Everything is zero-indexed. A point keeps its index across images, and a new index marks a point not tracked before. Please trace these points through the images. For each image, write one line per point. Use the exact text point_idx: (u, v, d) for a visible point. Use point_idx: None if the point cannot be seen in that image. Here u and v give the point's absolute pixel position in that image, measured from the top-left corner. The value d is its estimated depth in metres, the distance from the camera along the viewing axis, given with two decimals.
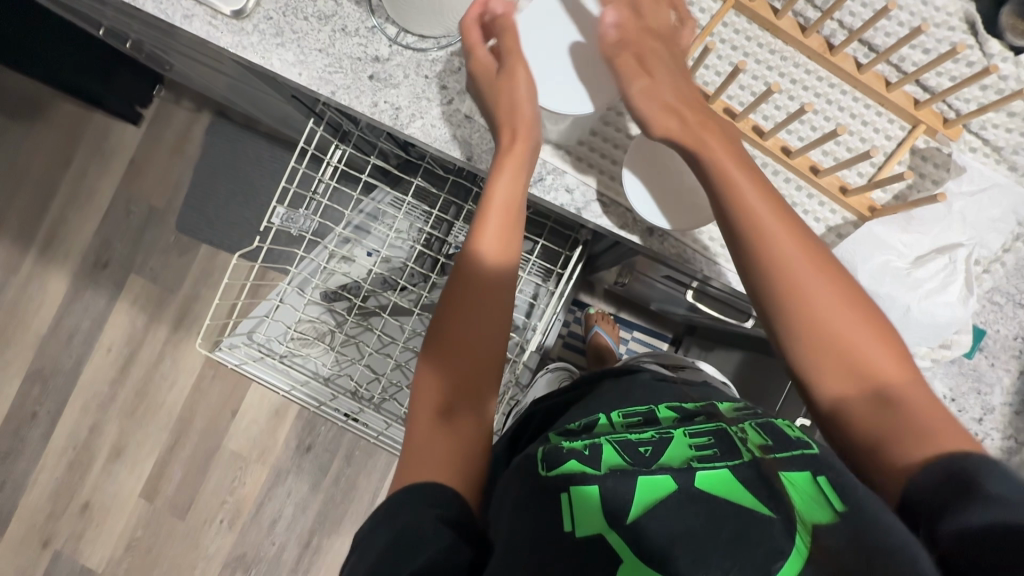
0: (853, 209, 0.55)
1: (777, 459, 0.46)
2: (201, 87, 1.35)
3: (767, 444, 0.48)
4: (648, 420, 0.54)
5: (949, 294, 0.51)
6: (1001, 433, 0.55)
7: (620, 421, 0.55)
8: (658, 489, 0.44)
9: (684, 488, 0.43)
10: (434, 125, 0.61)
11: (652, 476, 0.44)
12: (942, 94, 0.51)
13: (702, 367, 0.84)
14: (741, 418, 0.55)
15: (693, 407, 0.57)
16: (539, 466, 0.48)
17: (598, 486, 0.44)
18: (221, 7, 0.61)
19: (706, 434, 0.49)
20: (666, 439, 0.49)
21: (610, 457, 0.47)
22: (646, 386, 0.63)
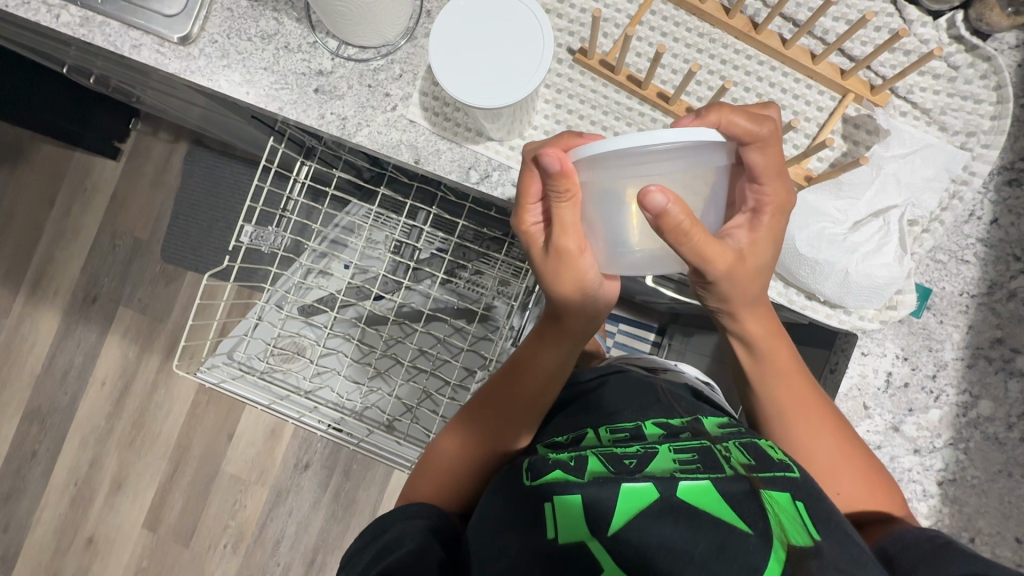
0: (790, 180, 0.56)
1: (760, 477, 0.48)
2: (173, 118, 1.37)
3: (751, 463, 0.50)
4: (634, 436, 0.56)
5: (884, 255, 0.52)
6: (955, 388, 0.56)
7: (608, 436, 0.57)
8: (640, 498, 0.46)
9: (664, 497, 0.46)
10: (381, 132, 0.62)
11: (636, 485, 0.47)
12: (865, 61, 0.53)
13: (684, 370, 0.78)
14: (727, 437, 0.55)
15: (679, 424, 0.58)
16: (526, 476, 0.51)
17: (580, 495, 0.47)
18: (167, 36, 0.63)
19: (690, 451, 0.51)
20: (651, 453, 0.51)
21: (594, 466, 0.50)
22: (623, 394, 0.64)
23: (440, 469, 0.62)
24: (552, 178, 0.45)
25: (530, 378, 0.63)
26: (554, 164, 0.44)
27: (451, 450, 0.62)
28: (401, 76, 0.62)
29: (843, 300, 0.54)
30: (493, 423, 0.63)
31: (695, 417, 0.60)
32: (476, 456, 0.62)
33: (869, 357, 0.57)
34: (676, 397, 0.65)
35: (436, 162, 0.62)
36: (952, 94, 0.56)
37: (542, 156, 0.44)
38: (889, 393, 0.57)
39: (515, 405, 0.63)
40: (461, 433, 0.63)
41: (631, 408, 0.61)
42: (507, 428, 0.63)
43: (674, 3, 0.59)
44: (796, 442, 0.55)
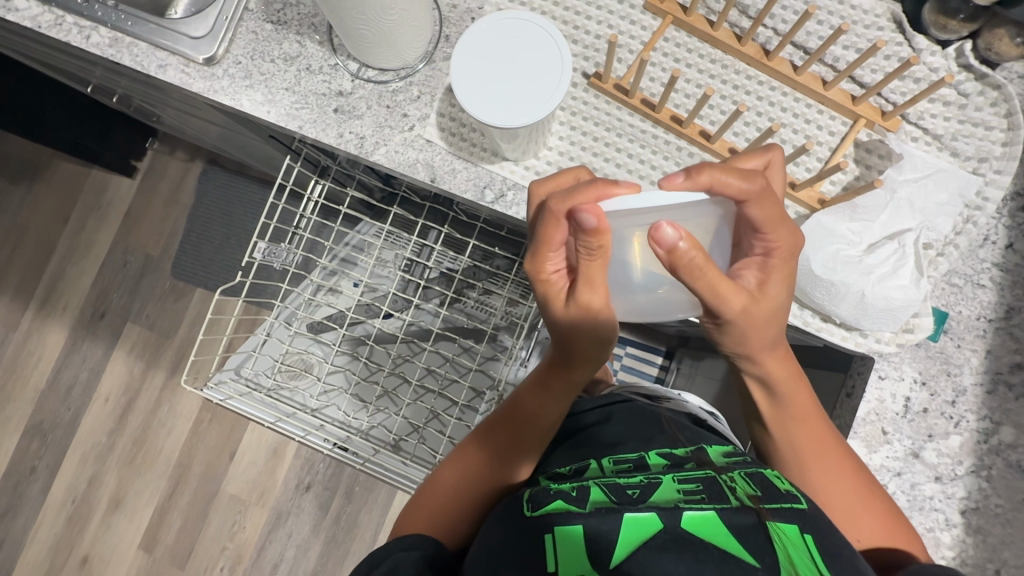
0: (803, 203, 0.56)
1: (767, 510, 0.46)
2: (190, 138, 1.40)
3: (757, 494, 0.47)
4: (638, 466, 0.55)
5: (901, 278, 0.52)
6: (975, 415, 0.55)
7: (610, 466, 0.56)
8: (643, 529, 0.44)
9: (668, 528, 0.44)
10: (398, 151, 0.63)
11: (639, 515, 0.45)
12: (876, 88, 0.54)
13: (687, 398, 0.77)
14: (732, 467, 0.53)
15: (682, 454, 0.56)
16: (527, 506, 0.50)
17: (581, 525, 0.46)
18: (193, 56, 0.65)
19: (694, 481, 0.49)
20: (654, 483, 0.50)
21: (596, 496, 0.48)
22: (627, 425, 0.64)
23: (437, 503, 0.60)
24: (586, 234, 0.44)
25: (540, 413, 0.62)
26: (592, 221, 0.43)
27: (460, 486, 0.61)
28: (419, 98, 0.64)
29: (860, 323, 0.53)
30: (502, 457, 0.62)
31: (699, 446, 0.59)
32: (475, 494, 0.60)
33: (887, 380, 0.56)
34: (679, 426, 0.64)
35: (452, 181, 0.63)
36: (963, 121, 0.56)
37: (580, 212, 0.43)
38: (908, 418, 0.56)
39: (524, 441, 0.62)
40: (470, 468, 0.62)
41: (634, 440, 0.61)
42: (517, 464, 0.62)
43: (687, 30, 0.60)
44: (816, 489, 0.54)
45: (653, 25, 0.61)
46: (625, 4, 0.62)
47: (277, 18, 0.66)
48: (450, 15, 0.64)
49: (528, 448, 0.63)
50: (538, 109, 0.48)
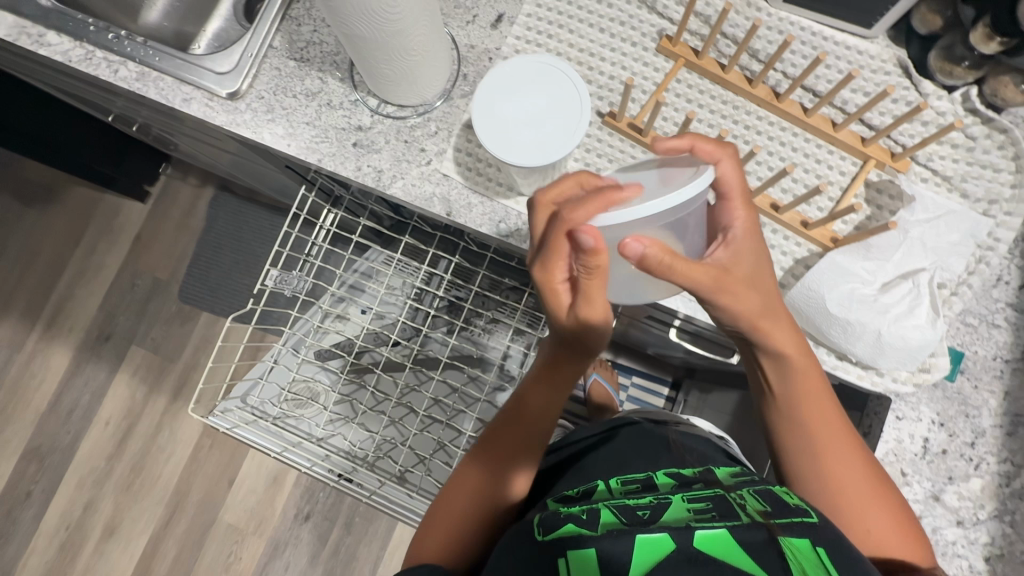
0: (817, 241, 0.57)
1: (779, 524, 0.43)
2: (204, 164, 1.43)
3: (767, 509, 0.46)
4: (646, 487, 0.53)
5: (917, 317, 0.52)
6: (995, 456, 0.55)
7: (619, 488, 0.53)
8: (656, 550, 0.41)
9: (681, 548, 0.41)
10: (415, 185, 0.64)
11: (651, 536, 0.42)
12: (886, 130, 0.55)
13: (696, 422, 0.76)
14: (740, 484, 0.51)
15: (691, 474, 0.55)
16: (537, 530, 0.47)
17: (594, 548, 0.42)
18: (217, 91, 0.67)
19: (704, 500, 0.47)
20: (664, 503, 0.47)
21: (606, 518, 0.45)
22: (632, 446, 0.62)
23: (449, 522, 0.59)
24: (585, 254, 0.44)
25: (531, 419, 0.63)
26: (589, 240, 0.43)
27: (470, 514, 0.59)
28: (437, 133, 0.65)
29: (876, 362, 0.53)
30: (505, 472, 0.61)
31: (707, 467, 0.57)
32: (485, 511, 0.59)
33: (904, 421, 0.56)
34: (687, 449, 0.63)
35: (468, 214, 0.64)
36: (973, 164, 0.57)
37: (579, 232, 0.43)
38: (927, 460, 0.55)
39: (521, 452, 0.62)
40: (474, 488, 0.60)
41: (642, 463, 0.59)
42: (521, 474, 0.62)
43: (699, 72, 0.62)
44: (823, 481, 0.51)
45: (666, 66, 0.63)
46: (639, 47, 0.64)
47: (301, 56, 0.68)
48: (468, 53, 0.66)
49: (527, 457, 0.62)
50: (551, 152, 0.50)
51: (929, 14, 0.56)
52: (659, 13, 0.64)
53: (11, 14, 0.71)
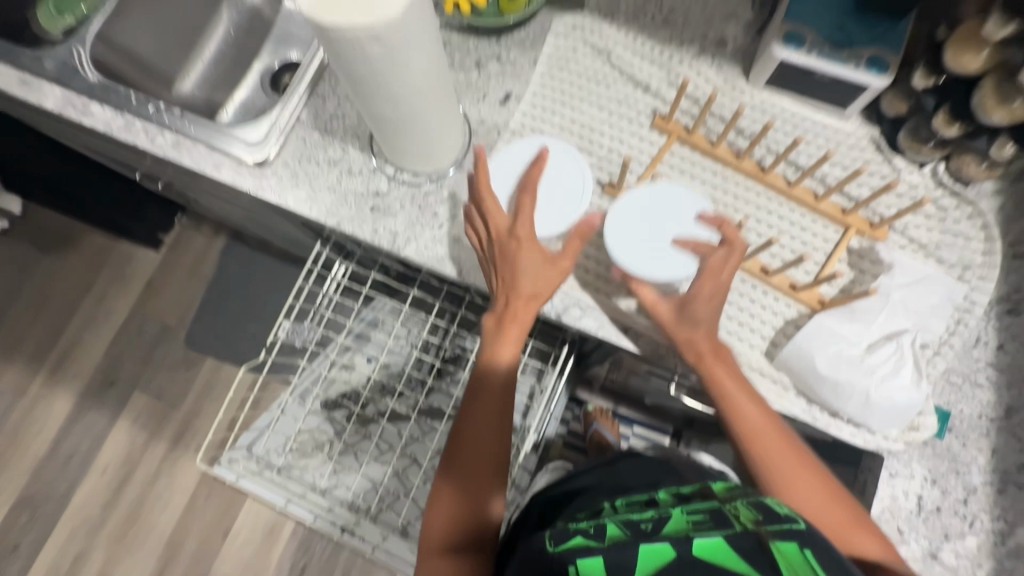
0: (805, 303, 0.61)
1: (771, 531, 0.42)
2: (219, 215, 1.48)
3: (759, 518, 0.44)
4: (649, 503, 0.50)
5: (902, 378, 0.55)
6: (988, 514, 0.56)
7: (623, 506, 0.51)
8: (657, 558, 0.40)
9: (681, 556, 0.40)
10: (427, 247, 0.69)
11: (653, 545, 0.41)
12: (863, 202, 0.60)
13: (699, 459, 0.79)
14: (735, 493, 0.50)
15: (688, 490, 0.52)
16: (547, 544, 0.45)
17: (603, 557, 0.40)
18: (245, 158, 0.72)
19: (702, 511, 0.46)
20: (663, 517, 0.46)
21: (613, 531, 0.44)
22: (634, 472, 0.59)
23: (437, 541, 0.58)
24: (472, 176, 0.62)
25: (492, 423, 0.62)
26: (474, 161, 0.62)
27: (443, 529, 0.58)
28: (449, 199, 0.70)
29: (866, 420, 0.56)
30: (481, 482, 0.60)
31: (704, 482, 0.54)
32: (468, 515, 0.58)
33: (897, 478, 0.58)
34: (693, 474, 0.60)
35: (477, 275, 0.68)
36: (946, 232, 0.62)
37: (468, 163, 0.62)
38: (922, 517, 0.57)
39: (483, 460, 0.61)
40: (449, 504, 0.59)
41: (646, 485, 0.56)
42: (489, 490, 0.60)
43: (690, 147, 0.68)
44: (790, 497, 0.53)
45: (660, 142, 0.69)
46: (636, 124, 0.70)
47: (325, 127, 0.74)
48: (479, 127, 0.72)
49: (490, 470, 0.61)
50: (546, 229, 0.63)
51: (895, 100, 0.62)
52: (653, 94, 0.71)
53: (61, 88, 0.78)
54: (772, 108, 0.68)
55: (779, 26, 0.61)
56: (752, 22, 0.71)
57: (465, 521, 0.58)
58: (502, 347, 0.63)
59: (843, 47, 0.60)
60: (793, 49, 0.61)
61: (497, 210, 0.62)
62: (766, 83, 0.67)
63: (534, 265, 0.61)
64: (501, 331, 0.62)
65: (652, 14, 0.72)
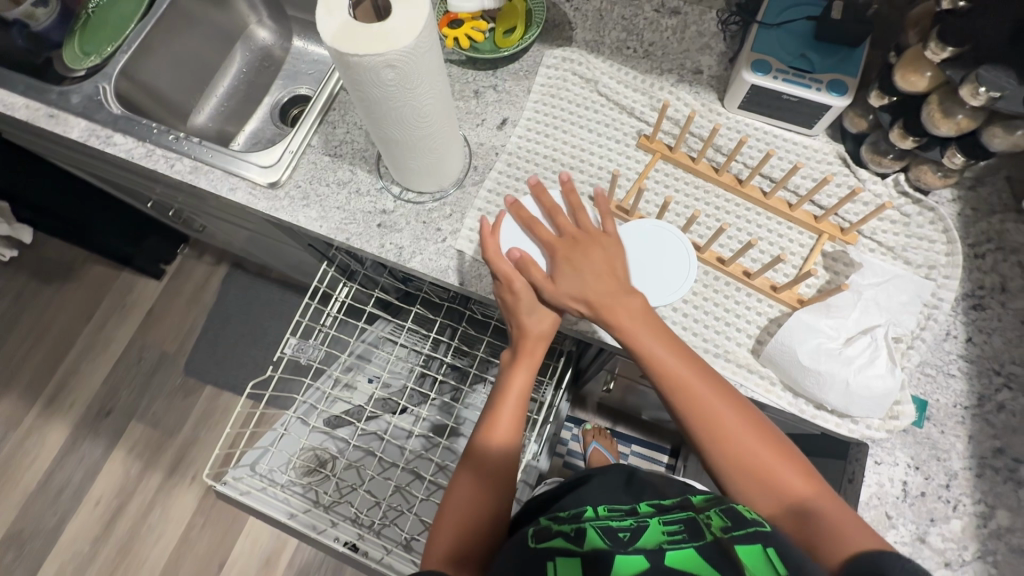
0: (786, 302, 0.65)
1: (735, 538, 0.49)
2: (223, 244, 1.52)
3: (727, 524, 0.50)
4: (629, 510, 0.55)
5: (878, 367, 0.59)
6: (970, 498, 0.59)
7: (604, 511, 0.54)
8: (630, 566, 0.47)
9: (653, 565, 0.46)
10: (431, 259, 0.73)
11: (628, 556, 0.47)
12: (833, 209, 0.65)
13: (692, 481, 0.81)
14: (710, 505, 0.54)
15: (667, 499, 0.57)
16: (530, 539, 0.51)
17: (580, 560, 0.48)
18: (259, 180, 0.77)
19: (677, 522, 0.51)
20: (641, 525, 0.51)
21: (593, 537, 0.50)
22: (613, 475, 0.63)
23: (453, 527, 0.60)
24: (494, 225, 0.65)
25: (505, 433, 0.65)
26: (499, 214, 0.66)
27: (447, 538, 0.60)
28: (451, 215, 0.75)
29: (849, 409, 0.59)
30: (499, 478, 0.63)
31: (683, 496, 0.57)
32: (481, 506, 0.61)
33: (883, 465, 0.61)
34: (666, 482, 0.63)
35: (479, 284, 0.72)
36: (912, 235, 0.67)
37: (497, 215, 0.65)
38: (908, 502, 0.60)
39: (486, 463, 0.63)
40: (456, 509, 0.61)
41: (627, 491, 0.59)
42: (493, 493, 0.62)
43: (673, 164, 0.74)
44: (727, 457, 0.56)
45: (645, 159, 0.75)
46: (622, 144, 0.76)
47: (335, 152, 0.79)
48: (478, 149, 0.78)
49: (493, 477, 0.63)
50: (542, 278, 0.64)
51: (856, 118, 0.69)
52: (638, 117, 0.77)
53: (86, 120, 0.84)
54: (746, 127, 0.74)
55: (747, 55, 0.69)
56: (724, 53, 0.78)
57: (468, 524, 0.60)
58: (512, 377, 0.66)
59: (805, 72, 0.68)
60: (761, 75, 0.68)
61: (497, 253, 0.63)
62: (739, 106, 0.74)
63: (534, 304, 0.64)
64: (512, 365, 0.66)
65: (633, 48, 0.80)
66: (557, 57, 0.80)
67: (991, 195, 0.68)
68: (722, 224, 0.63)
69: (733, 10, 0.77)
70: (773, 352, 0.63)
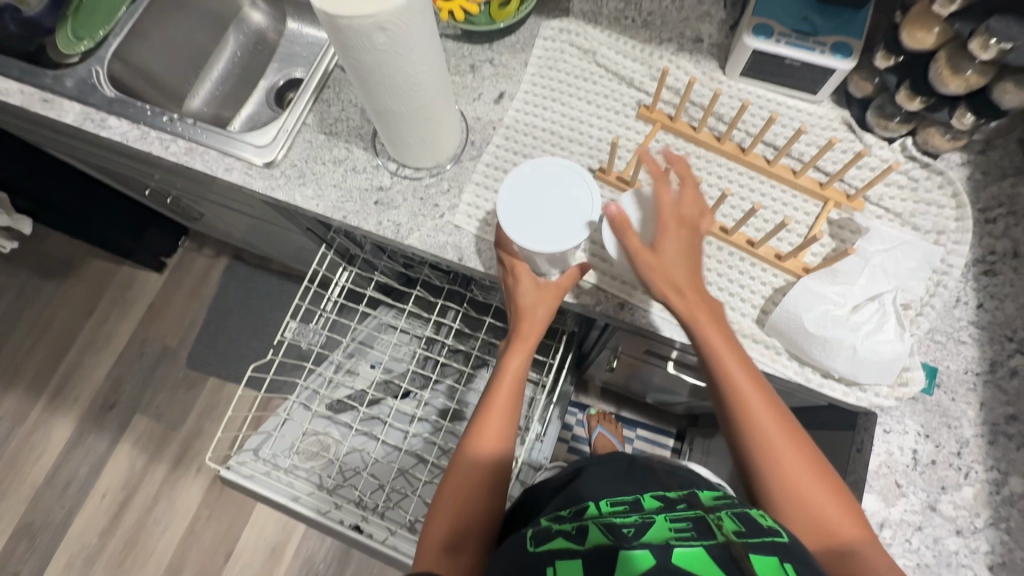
0: (791, 271, 0.64)
1: (750, 545, 0.46)
2: (223, 236, 1.52)
3: (741, 530, 0.47)
4: (633, 505, 0.52)
5: (886, 333, 0.57)
6: (982, 465, 0.58)
7: (607, 508, 0.52)
8: (636, 564, 0.43)
9: (660, 564, 0.43)
10: (429, 236, 0.72)
11: (632, 552, 0.44)
12: (838, 174, 0.64)
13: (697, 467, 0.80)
14: (721, 507, 0.52)
15: (674, 495, 0.54)
16: (528, 543, 0.49)
17: (580, 559, 0.44)
18: (254, 160, 0.76)
19: (685, 520, 0.48)
20: (646, 521, 0.48)
21: (594, 535, 0.47)
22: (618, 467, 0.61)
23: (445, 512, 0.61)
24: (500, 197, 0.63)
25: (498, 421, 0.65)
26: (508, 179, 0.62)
27: (450, 505, 0.61)
28: (449, 191, 0.74)
29: (856, 376, 0.58)
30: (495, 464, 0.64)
31: (691, 490, 0.56)
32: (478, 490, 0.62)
33: (892, 434, 0.60)
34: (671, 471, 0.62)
35: (478, 259, 0.71)
36: (920, 200, 0.66)
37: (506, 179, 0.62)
38: (919, 471, 0.58)
39: (484, 440, 0.64)
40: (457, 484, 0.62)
41: (632, 485, 0.57)
42: (495, 466, 0.64)
43: (674, 134, 0.72)
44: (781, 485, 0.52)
45: (646, 130, 0.73)
46: (621, 115, 0.75)
47: (330, 130, 0.78)
48: (475, 124, 0.77)
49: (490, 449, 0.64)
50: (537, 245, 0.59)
51: (861, 81, 0.67)
52: (637, 87, 0.76)
53: (79, 104, 0.83)
54: (748, 95, 0.73)
55: (749, 18, 0.67)
56: (725, 20, 0.76)
57: (463, 511, 0.61)
58: (508, 360, 0.67)
59: (808, 35, 0.66)
60: (763, 39, 0.66)
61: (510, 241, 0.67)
62: (741, 73, 0.72)
63: (532, 289, 0.67)
64: (508, 349, 0.68)
65: (632, 17, 0.78)
66: (554, 29, 0.79)
67: (1002, 159, 0.67)
68: (724, 192, 0.62)
69: None
70: (775, 320, 0.62)
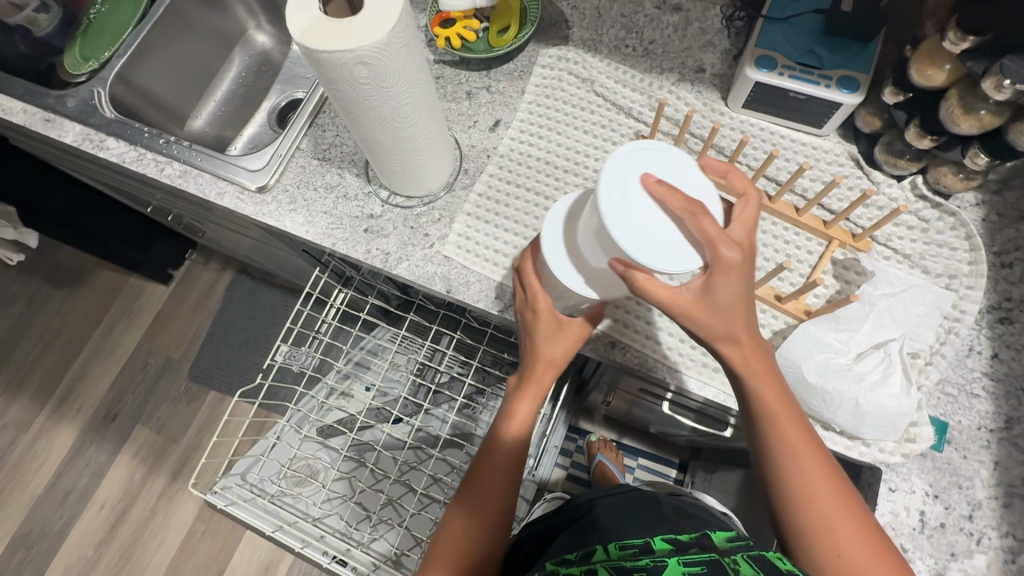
0: (792, 314, 0.61)
1: None
2: (227, 251, 1.53)
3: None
4: (644, 548, 0.49)
5: (891, 385, 0.54)
6: (996, 531, 0.54)
7: (616, 550, 0.50)
8: None
9: None
10: (418, 266, 0.71)
11: None
12: (843, 213, 0.61)
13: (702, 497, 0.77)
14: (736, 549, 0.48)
15: (686, 538, 0.51)
16: None
17: None
18: (247, 184, 0.76)
19: (698, 563, 0.45)
20: (659, 565, 0.45)
21: None
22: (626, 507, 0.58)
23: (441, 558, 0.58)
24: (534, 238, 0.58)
25: (501, 468, 0.62)
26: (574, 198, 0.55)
27: (459, 529, 0.59)
28: (439, 219, 0.72)
29: (859, 431, 0.55)
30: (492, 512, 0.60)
31: (703, 532, 0.53)
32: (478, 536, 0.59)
33: (898, 493, 0.56)
34: (681, 512, 0.58)
35: (466, 291, 0.69)
36: (930, 242, 0.62)
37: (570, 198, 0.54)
38: (926, 534, 0.54)
39: (486, 480, 0.61)
40: (461, 520, 0.60)
41: (639, 527, 0.54)
42: (493, 507, 0.60)
43: None
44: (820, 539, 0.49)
45: None
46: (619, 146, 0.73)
47: (323, 155, 0.78)
48: (469, 151, 0.75)
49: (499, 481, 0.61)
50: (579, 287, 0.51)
51: (869, 117, 0.64)
52: (635, 118, 0.74)
53: (79, 124, 0.84)
54: (750, 128, 0.70)
55: (751, 49, 0.65)
56: (728, 51, 0.74)
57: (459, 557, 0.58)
58: (517, 405, 0.62)
59: (813, 68, 0.63)
60: (766, 71, 0.64)
61: (540, 282, 0.60)
62: (743, 105, 0.70)
63: (552, 331, 0.60)
64: (518, 392, 0.63)
65: (632, 46, 0.77)
66: (552, 56, 0.77)
67: (1018, 200, 0.63)
68: None
69: (737, 6, 0.73)
70: (786, 350, 0.57)
